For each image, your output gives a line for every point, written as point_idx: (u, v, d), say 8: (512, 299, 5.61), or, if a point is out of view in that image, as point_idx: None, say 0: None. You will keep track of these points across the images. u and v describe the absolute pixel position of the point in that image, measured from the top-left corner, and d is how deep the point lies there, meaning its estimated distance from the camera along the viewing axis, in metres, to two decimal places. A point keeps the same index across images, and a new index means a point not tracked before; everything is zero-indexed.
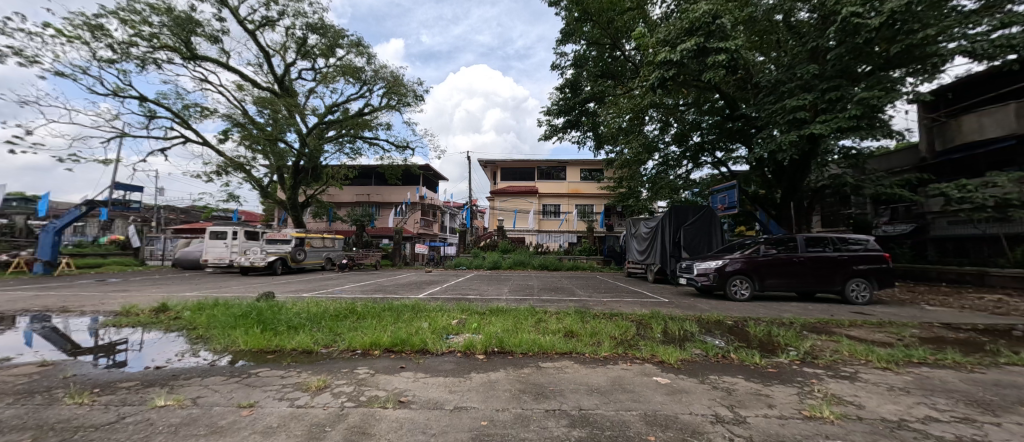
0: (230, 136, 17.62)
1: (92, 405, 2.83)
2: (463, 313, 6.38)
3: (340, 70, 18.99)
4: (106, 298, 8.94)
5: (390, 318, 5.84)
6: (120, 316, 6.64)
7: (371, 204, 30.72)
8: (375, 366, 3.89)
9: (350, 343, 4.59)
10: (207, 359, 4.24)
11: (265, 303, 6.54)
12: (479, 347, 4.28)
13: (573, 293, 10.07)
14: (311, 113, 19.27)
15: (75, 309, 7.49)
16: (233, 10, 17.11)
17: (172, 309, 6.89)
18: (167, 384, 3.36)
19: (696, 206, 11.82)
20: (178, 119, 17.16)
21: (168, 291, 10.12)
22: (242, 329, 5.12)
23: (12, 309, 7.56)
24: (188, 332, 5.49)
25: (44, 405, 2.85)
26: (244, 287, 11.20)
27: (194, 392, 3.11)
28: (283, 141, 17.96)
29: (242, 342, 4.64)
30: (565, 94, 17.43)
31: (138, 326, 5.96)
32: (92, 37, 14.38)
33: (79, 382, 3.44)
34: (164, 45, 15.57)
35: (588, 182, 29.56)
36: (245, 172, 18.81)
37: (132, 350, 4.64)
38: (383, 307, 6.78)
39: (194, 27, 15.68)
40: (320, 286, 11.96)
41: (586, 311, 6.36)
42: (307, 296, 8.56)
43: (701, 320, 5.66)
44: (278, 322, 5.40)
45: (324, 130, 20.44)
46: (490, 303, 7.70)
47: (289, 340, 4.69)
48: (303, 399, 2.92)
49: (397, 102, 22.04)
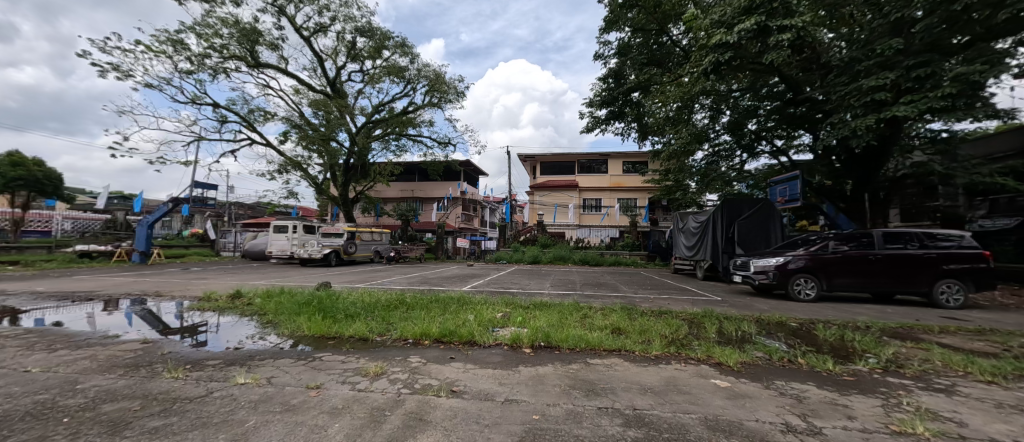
0: (288, 137, 18.90)
1: (186, 379, 3.18)
2: (507, 307, 6.45)
3: (385, 70, 19.75)
4: (189, 285, 10.08)
5: (438, 309, 6.05)
6: (202, 302, 7.41)
7: (415, 200, 31.91)
8: (426, 355, 4.03)
9: (402, 332, 4.79)
10: (275, 342, 4.64)
11: (323, 292, 7.01)
12: (525, 340, 4.31)
13: (618, 289, 9.79)
14: (360, 112, 20.21)
15: (166, 294, 8.46)
16: (291, 18, 18.27)
17: (244, 296, 7.59)
18: (245, 363, 3.72)
19: (750, 199, 11.02)
20: (245, 122, 18.73)
21: (240, 280, 11.13)
22: (306, 315, 5.55)
23: (118, 292, 8.70)
24: (259, 318, 6.00)
25: (147, 377, 3.25)
26: (303, 278, 12.07)
27: (268, 372, 3.40)
28: (335, 140, 18.98)
29: (306, 329, 5.01)
30: (608, 84, 16.90)
31: (217, 311, 6.63)
32: (174, 51, 16.06)
33: (173, 359, 3.87)
34: (233, 55, 16.99)
35: (630, 175, 28.67)
36: (302, 170, 20.18)
37: (210, 332, 5.16)
38: (430, 298, 7.01)
39: (257, 37, 17.00)
40: (369, 277, 12.66)
41: (634, 308, 6.17)
42: (361, 287, 9.07)
43: (761, 320, 5.30)
44: (336, 310, 5.79)
45: (371, 129, 21.37)
46: (533, 298, 7.72)
47: (347, 328, 4.99)
48: (363, 384, 3.09)
49: (439, 99, 22.57)
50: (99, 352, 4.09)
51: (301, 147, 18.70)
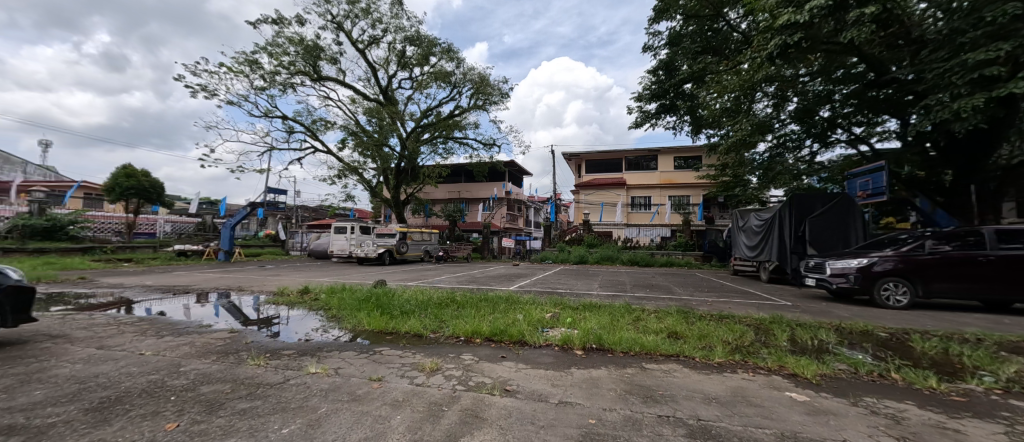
0: (346, 144, 20.22)
1: (267, 366, 3.51)
2: (556, 307, 6.40)
3: (433, 76, 20.47)
4: (264, 281, 11.16)
5: (487, 308, 6.14)
6: (276, 296, 8.17)
7: (462, 201, 32.75)
8: (479, 354, 4.09)
9: (455, 330, 4.93)
10: (339, 335, 4.98)
11: (379, 289, 7.41)
12: (577, 342, 4.22)
13: (672, 291, 9.32)
14: (410, 118, 21.13)
15: (246, 289, 9.44)
16: (347, 33, 19.55)
17: (311, 292, 8.24)
18: (315, 354, 4.02)
19: (824, 195, 9.98)
20: (309, 132, 20.35)
21: (307, 277, 12.11)
22: (365, 311, 5.89)
23: (209, 287, 9.86)
24: (324, 312, 6.48)
25: (235, 364, 3.63)
26: (362, 275, 12.88)
27: (335, 363, 3.65)
28: (387, 146, 20.02)
29: (366, 324, 5.32)
30: (657, 77, 16.19)
31: (288, 305, 7.27)
32: (250, 70, 17.85)
33: (254, 347, 4.30)
34: (298, 70, 18.52)
35: (682, 171, 27.25)
36: (359, 175, 21.53)
37: (283, 324, 5.66)
38: (479, 297, 7.14)
39: (319, 52, 18.42)
40: (420, 275, 13.18)
41: (691, 311, 5.84)
42: (413, 285, 9.48)
43: (841, 329, 4.78)
44: (392, 306, 6.09)
45: (420, 134, 22.25)
46: (582, 299, 7.58)
47: (403, 324, 5.23)
48: (420, 378, 3.22)
49: (484, 102, 22.95)
50: (196, 339, 4.66)
51: (357, 153, 19.93)
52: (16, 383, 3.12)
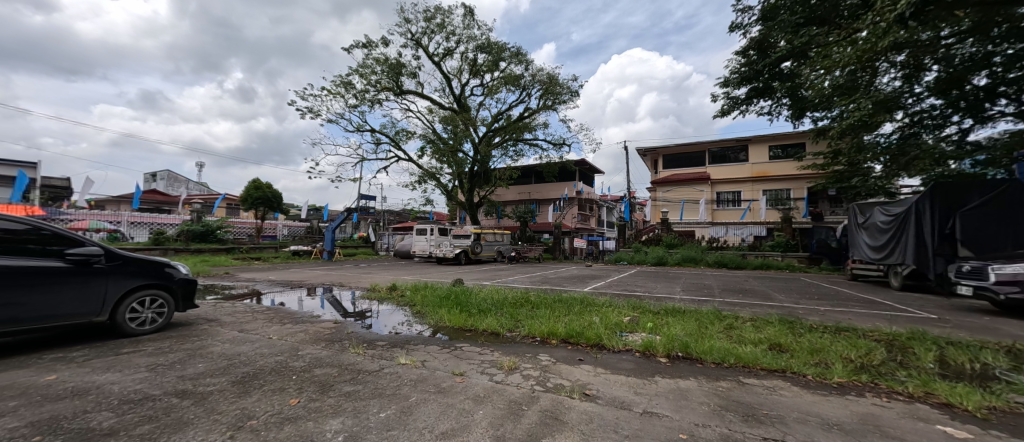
0: (425, 151, 21.67)
1: (366, 355, 3.91)
2: (634, 311, 6.08)
3: (503, 80, 20.95)
4: (359, 278, 12.49)
5: (562, 309, 6.09)
6: (370, 292, 9.09)
7: (532, 202, 33.02)
8: (555, 355, 4.07)
9: (530, 330, 4.96)
10: (423, 330, 5.35)
11: (458, 288, 7.79)
12: (660, 349, 3.96)
13: (772, 297, 8.28)
14: (482, 123, 21.92)
15: (346, 285, 10.65)
16: (425, 48, 20.98)
17: (398, 288, 8.98)
18: (404, 346, 4.37)
19: (986, 184, 7.96)
20: (393, 142, 22.25)
21: (394, 275, 13.27)
22: (446, 308, 6.24)
23: (317, 282, 11.35)
24: (410, 307, 7.02)
25: (340, 351, 4.11)
26: (441, 274, 13.70)
27: (422, 356, 3.92)
28: (461, 151, 21.04)
29: (447, 320, 5.62)
30: (749, 58, 14.58)
31: (380, 300, 8.01)
32: (345, 91, 20.13)
33: (354, 337, 4.83)
34: (384, 87, 20.37)
35: (779, 162, 24.18)
36: (436, 180, 22.97)
37: (375, 317, 6.27)
38: (553, 298, 7.09)
39: (401, 69, 20.06)
40: (494, 275, 13.57)
41: (797, 321, 5.12)
42: (489, 285, 9.79)
43: (1013, 351, 3.78)
44: (470, 305, 6.36)
45: (491, 138, 22.95)
46: (663, 302, 7.12)
47: (480, 322, 5.42)
48: (499, 376, 3.30)
49: (553, 101, 22.87)
50: (309, 328, 5.37)
51: (435, 159, 21.23)
52: (187, 356, 3.92)
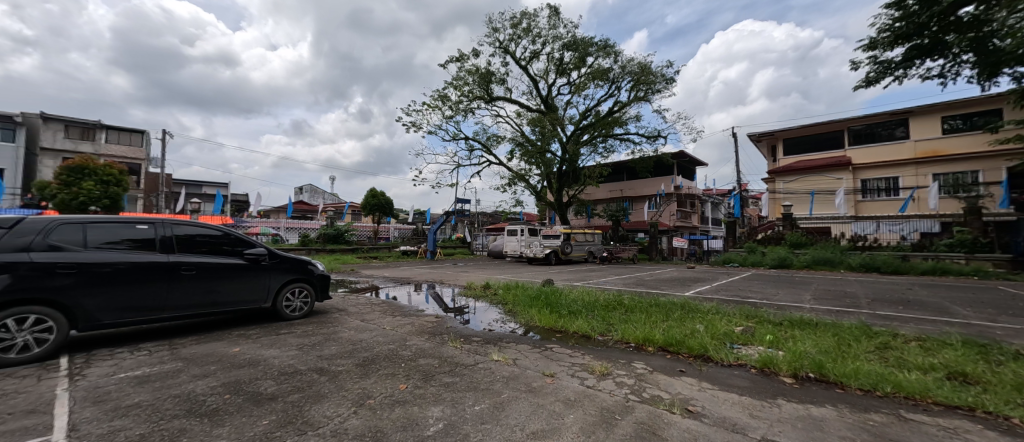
0: (514, 154, 22.26)
1: (463, 349, 4.18)
2: (748, 320, 5.34)
3: (590, 76, 20.42)
4: (457, 276, 13.44)
5: (659, 314, 5.66)
6: (467, 289, 9.70)
7: (625, 199, 31.49)
8: (652, 363, 3.79)
9: (624, 334, 4.72)
10: (516, 328, 5.49)
11: (548, 288, 7.82)
12: (783, 367, 3.39)
13: (947, 311, 6.46)
14: (570, 122, 21.68)
15: (446, 282, 11.56)
16: (512, 54, 21.63)
17: (492, 287, 9.39)
18: (497, 343, 4.54)
19: None
20: (485, 148, 23.39)
21: (488, 274, 13.93)
22: (537, 308, 6.30)
23: (422, 279, 12.54)
24: (503, 306, 7.28)
25: (440, 344, 4.45)
26: (532, 274, 13.92)
27: (513, 354, 4.03)
28: (549, 151, 21.12)
29: (537, 320, 5.69)
30: (905, 10, 11.64)
31: (475, 298, 8.49)
32: (442, 104, 21.85)
33: (453, 331, 5.20)
34: (476, 96, 21.54)
35: (958, 138, 18.85)
36: (525, 182, 23.44)
37: (472, 314, 6.66)
38: (650, 302, 6.63)
39: (490, 77, 21.00)
40: (585, 276, 13.27)
41: (989, 344, 3.90)
42: (580, 286, 9.62)
43: None
44: (560, 306, 6.31)
45: (580, 135, 22.53)
46: (784, 312, 6.11)
47: (571, 323, 5.35)
48: (591, 381, 3.19)
49: (646, 92, 21.51)
50: (416, 321, 5.96)
51: (523, 161, 21.67)
52: (323, 339, 4.69)
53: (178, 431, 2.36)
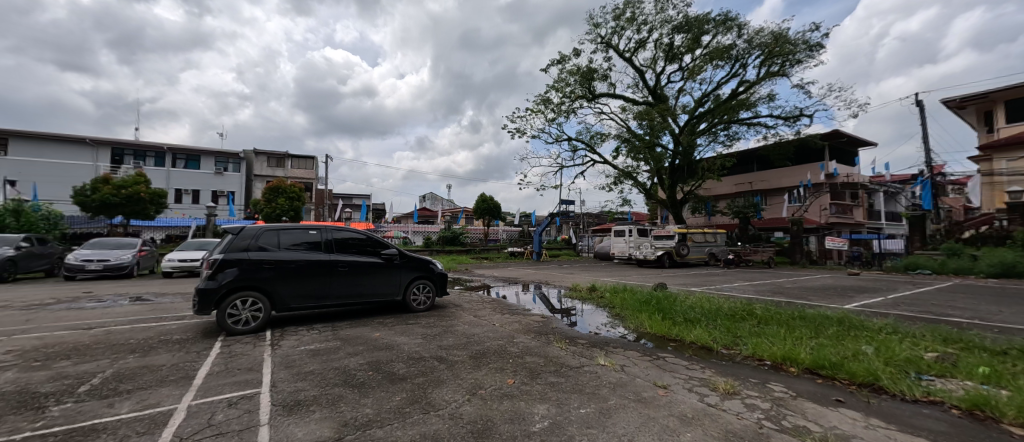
0: (620, 151, 21.25)
1: (568, 350, 4.18)
2: (946, 345, 4.06)
3: (707, 57, 18.25)
4: (563, 277, 13.47)
5: (803, 329, 4.72)
6: (572, 291, 9.62)
7: (755, 193, 27.28)
8: (795, 387, 3.18)
9: (756, 350, 4.08)
10: (623, 333, 5.25)
11: (661, 292, 7.23)
12: (1008, 413, 2.47)
13: None
14: (683, 111, 19.73)
15: (552, 283, 11.68)
16: (615, 47, 20.73)
17: (598, 289, 9.13)
18: (604, 347, 4.40)
19: None
20: (588, 147, 22.91)
21: (594, 276, 13.61)
22: (647, 313, 5.89)
23: (529, 280, 12.93)
24: (610, 309, 7.01)
25: (546, 343, 4.54)
26: (643, 277, 13.09)
27: (621, 360, 3.86)
28: (659, 145, 19.57)
29: (648, 326, 5.33)
30: None
31: (581, 300, 8.38)
32: (544, 107, 22.19)
33: (558, 332, 5.24)
34: (578, 96, 21.28)
35: None
36: (633, 179, 22.17)
37: (577, 316, 6.61)
38: (790, 313, 5.58)
39: (592, 74, 20.51)
40: (706, 280, 11.85)
41: None
42: (698, 291, 8.68)
43: None
44: (674, 312, 5.79)
45: (696, 124, 20.33)
46: (1010, 337, 4.45)
47: (687, 332, 4.87)
48: (713, 398, 2.85)
49: (781, 66, 18.24)
50: (523, 319, 6.18)
51: (630, 158, 20.53)
52: (443, 331, 5.22)
53: (337, 396, 2.92)
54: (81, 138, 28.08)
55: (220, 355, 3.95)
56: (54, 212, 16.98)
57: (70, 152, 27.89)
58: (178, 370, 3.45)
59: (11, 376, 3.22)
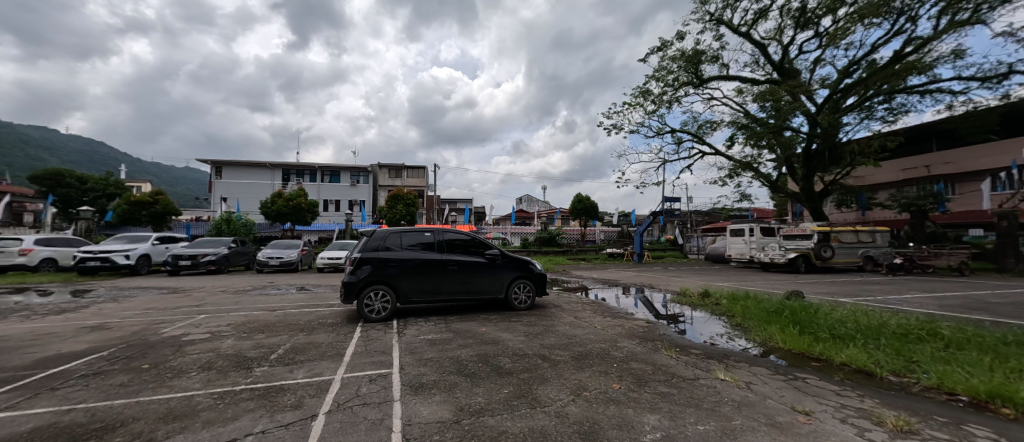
0: (736, 140, 18.73)
1: (679, 359, 3.88)
2: None
3: (855, 15, 14.90)
4: (670, 281, 12.45)
5: (1023, 360, 3.51)
6: (681, 296, 8.83)
7: (934, 179, 21.33)
8: (1013, 435, 2.39)
9: (942, 381, 3.19)
10: (747, 346, 4.64)
11: (794, 301, 6.16)
12: None
13: None
14: (821, 85, 16.48)
15: (657, 287, 10.90)
16: (728, 22, 18.37)
17: (713, 295, 8.19)
18: (722, 360, 3.95)
19: None
20: (696, 138, 20.74)
21: (707, 280, 12.27)
22: (777, 325, 5.09)
23: (631, 283, 12.29)
24: (728, 318, 6.24)
25: (653, 350, 4.28)
26: (769, 283, 11.32)
27: (746, 376, 3.41)
28: (789, 129, 16.65)
29: (780, 341, 4.61)
30: None
31: (692, 306, 7.65)
32: (643, 100, 20.85)
33: (667, 339, 4.88)
34: (682, 83, 19.48)
35: None
36: (754, 170, 19.32)
37: (687, 323, 6.07)
38: (997, 337, 4.20)
39: (700, 57, 18.54)
40: (860, 290, 9.64)
41: None
42: (848, 302, 7.15)
43: None
44: (816, 326, 4.87)
45: (840, 100, 16.77)
46: None
47: (834, 350, 4.08)
48: (878, 435, 2.32)
49: (975, 10, 13.88)
50: (628, 323, 5.91)
51: (749, 146, 17.95)
52: (545, 330, 5.32)
53: (453, 383, 3.22)
54: (263, 163, 36.24)
55: (360, 338, 4.70)
56: (249, 221, 22.29)
57: (256, 174, 36.22)
58: (333, 347, 4.23)
59: (231, 342, 4.36)
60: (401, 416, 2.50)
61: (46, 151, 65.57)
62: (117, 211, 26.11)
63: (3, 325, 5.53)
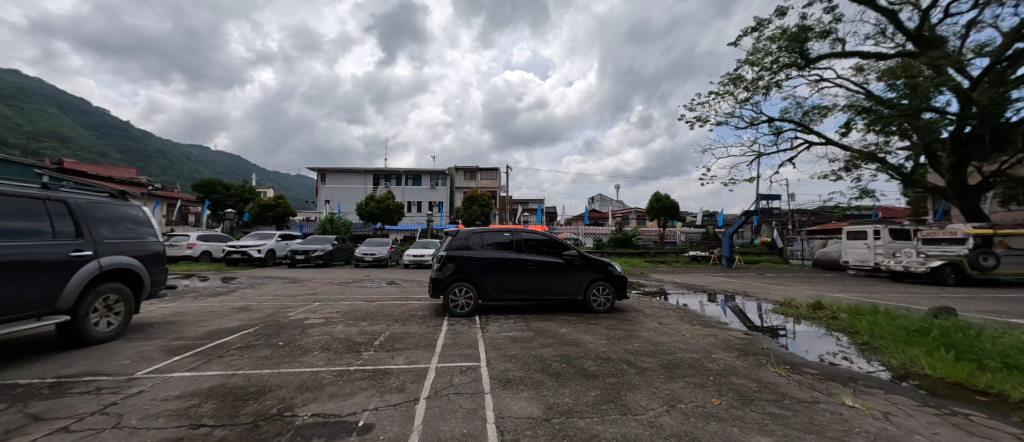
0: (855, 126, 15.98)
1: (790, 378, 3.43)
2: None
3: None
4: (767, 289, 11.09)
5: None
6: (783, 307, 7.79)
7: None
8: None
9: None
10: (877, 370, 3.93)
11: (942, 320, 5.05)
12: None
13: None
14: (977, 53, 13.28)
15: (752, 295, 9.77)
16: None
17: (827, 308, 7.08)
18: (848, 384, 3.39)
19: None
20: (801, 126, 18.17)
21: (817, 290, 10.67)
22: (920, 348, 4.24)
23: (720, 289, 11.19)
24: (850, 336, 5.35)
25: (757, 365, 3.85)
26: (901, 296, 9.46)
27: (883, 405, 2.89)
28: (930, 110, 13.71)
29: (926, 366, 3.83)
30: None
31: (798, 319, 6.70)
32: (734, 87, 18.86)
33: (772, 354, 4.36)
34: (783, 66, 17.23)
35: None
36: (880, 161, 16.29)
37: (793, 337, 5.36)
38: None
39: (806, 34, 16.21)
40: None
41: None
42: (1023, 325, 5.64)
43: None
44: (978, 352, 3.94)
45: (1007, 69, 13.33)
46: None
47: (1010, 384, 3.26)
48: None
49: None
50: (722, 334, 5.40)
51: (873, 133, 15.19)
52: (628, 335, 5.11)
53: (539, 381, 3.26)
54: (358, 169, 40.62)
55: (448, 331, 5.03)
56: (348, 221, 25.19)
57: (353, 179, 40.72)
58: (425, 338, 4.57)
59: (342, 327, 4.99)
60: (493, 409, 2.60)
61: (201, 164, 81.45)
62: (250, 212, 31.43)
63: (181, 303, 7.04)
